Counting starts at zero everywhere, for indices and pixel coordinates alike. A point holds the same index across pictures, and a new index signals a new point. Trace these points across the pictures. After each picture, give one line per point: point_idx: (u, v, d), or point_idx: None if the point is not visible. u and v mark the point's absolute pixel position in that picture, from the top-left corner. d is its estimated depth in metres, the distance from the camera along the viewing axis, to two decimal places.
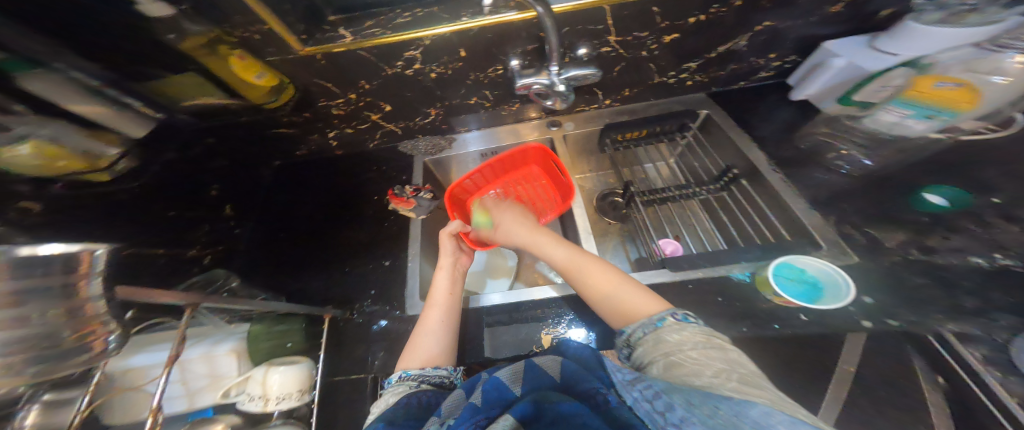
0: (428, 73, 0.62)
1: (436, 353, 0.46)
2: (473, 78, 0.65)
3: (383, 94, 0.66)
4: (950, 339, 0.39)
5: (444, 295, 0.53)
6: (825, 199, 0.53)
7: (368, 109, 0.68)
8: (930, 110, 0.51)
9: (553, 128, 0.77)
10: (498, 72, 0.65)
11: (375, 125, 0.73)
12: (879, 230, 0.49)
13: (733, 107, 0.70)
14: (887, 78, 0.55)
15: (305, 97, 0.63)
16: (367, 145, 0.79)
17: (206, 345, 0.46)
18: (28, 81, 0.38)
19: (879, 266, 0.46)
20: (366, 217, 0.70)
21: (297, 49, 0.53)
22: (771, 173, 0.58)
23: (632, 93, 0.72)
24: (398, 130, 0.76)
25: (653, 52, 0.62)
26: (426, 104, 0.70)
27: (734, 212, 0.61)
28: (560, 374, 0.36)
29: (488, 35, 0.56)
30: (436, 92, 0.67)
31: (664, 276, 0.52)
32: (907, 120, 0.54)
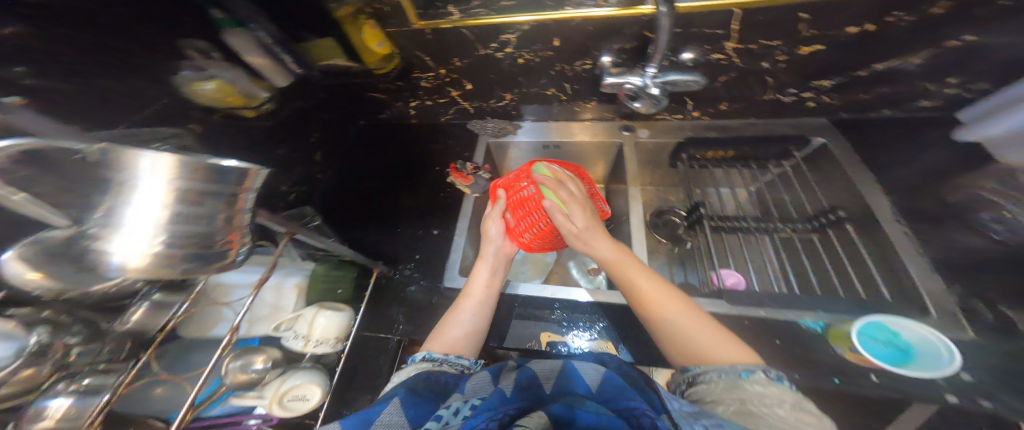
0: (517, 58, 0.62)
1: (459, 343, 0.47)
2: (558, 69, 0.64)
3: (470, 73, 0.67)
4: None
5: (481, 295, 0.52)
6: (953, 264, 0.46)
7: (451, 86, 0.70)
8: None
9: (625, 132, 0.74)
10: (585, 67, 0.63)
11: (453, 101, 0.75)
12: (1015, 311, 0.41)
13: (842, 138, 0.62)
14: None
15: (405, 68, 0.67)
16: (438, 118, 0.81)
17: (280, 276, 0.52)
18: (227, 34, 0.54)
19: (1002, 351, 0.38)
20: (423, 186, 0.73)
21: (412, 22, 0.57)
22: (894, 224, 0.51)
23: (729, 107, 0.67)
24: (471, 109, 0.77)
25: (777, 65, 0.56)
26: (504, 88, 0.70)
27: (821, 256, 0.55)
28: (597, 384, 0.36)
29: (590, 27, 0.55)
30: (517, 78, 0.67)
31: (719, 307, 0.49)
32: None
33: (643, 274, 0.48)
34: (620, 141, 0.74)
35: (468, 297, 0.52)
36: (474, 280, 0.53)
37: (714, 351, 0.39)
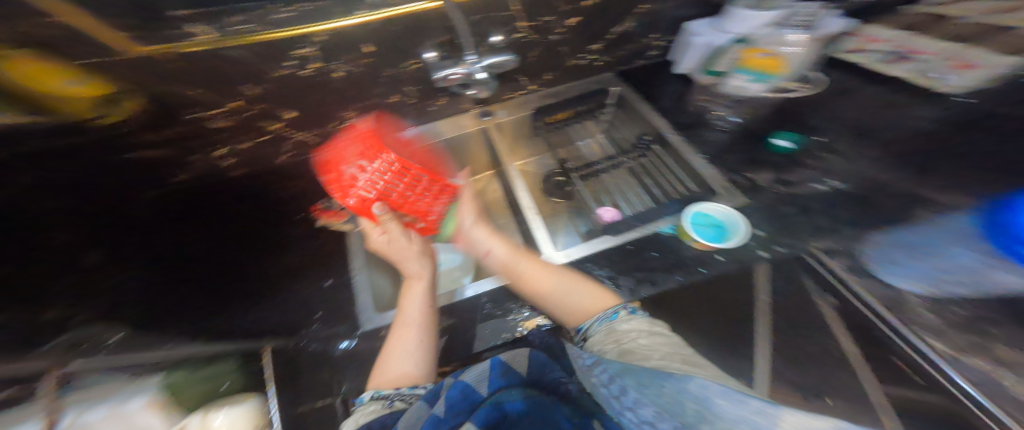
0: (332, 73, 0.58)
1: (409, 373, 0.45)
2: (389, 75, 0.62)
3: (279, 100, 0.59)
4: (819, 254, 0.52)
5: (420, 315, 0.50)
6: (714, 153, 0.66)
7: (264, 118, 0.60)
8: (758, 74, 0.70)
9: (487, 117, 0.78)
10: (415, 67, 0.63)
11: (278, 136, 0.64)
12: (752, 172, 0.62)
13: (636, 83, 0.80)
14: (728, 52, 0.69)
15: (165, 111, 0.52)
16: (275, 161, 0.67)
17: (105, 408, 0.39)
18: None
19: (759, 201, 0.58)
20: (294, 238, 0.65)
21: (120, 47, 0.43)
22: (672, 135, 0.70)
23: (553, 77, 0.77)
24: (309, 140, 0.68)
25: (562, 36, 0.67)
26: (341, 106, 0.65)
27: (653, 173, 0.71)
28: (525, 369, 0.42)
29: (394, 27, 0.54)
30: (349, 93, 0.63)
31: (608, 241, 0.59)
32: (747, 83, 0.71)
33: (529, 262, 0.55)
34: (482, 129, 0.77)
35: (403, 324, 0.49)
36: (407, 308, 0.51)
37: (591, 304, 0.49)
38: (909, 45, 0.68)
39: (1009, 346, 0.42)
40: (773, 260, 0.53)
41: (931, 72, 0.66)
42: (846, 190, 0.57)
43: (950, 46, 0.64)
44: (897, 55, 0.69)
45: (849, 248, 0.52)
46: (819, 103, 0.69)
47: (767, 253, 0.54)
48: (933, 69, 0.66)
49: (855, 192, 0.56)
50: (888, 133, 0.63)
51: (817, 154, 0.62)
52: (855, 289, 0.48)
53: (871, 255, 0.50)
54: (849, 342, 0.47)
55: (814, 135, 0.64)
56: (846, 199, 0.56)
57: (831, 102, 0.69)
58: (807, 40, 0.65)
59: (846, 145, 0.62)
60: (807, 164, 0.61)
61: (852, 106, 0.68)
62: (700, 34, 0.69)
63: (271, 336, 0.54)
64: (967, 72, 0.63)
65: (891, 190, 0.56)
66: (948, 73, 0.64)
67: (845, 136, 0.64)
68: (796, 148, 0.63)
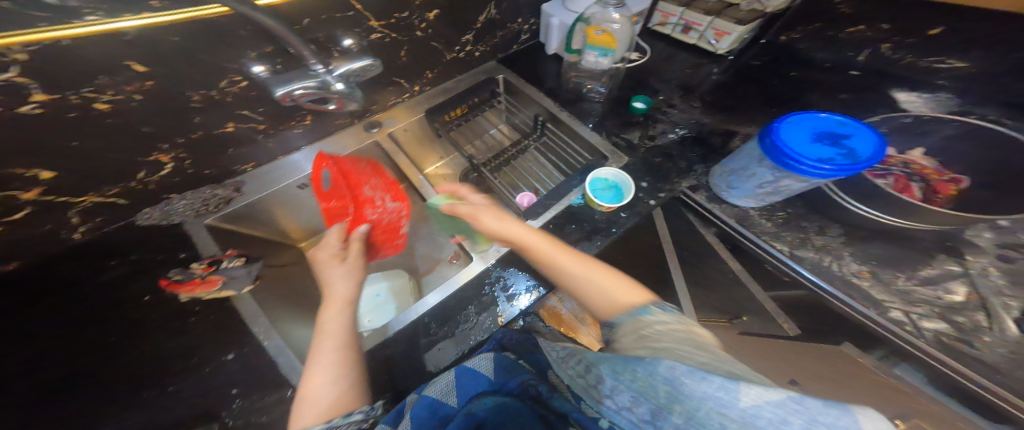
0: (93, 106, 0.42)
1: (335, 400, 0.38)
2: (200, 98, 0.49)
3: (20, 159, 0.42)
4: (687, 193, 0.61)
5: (337, 338, 0.44)
6: (595, 122, 0.71)
7: (1, 187, 0.43)
8: (603, 51, 0.70)
9: (374, 129, 0.73)
10: (241, 84, 0.51)
11: (48, 206, 0.48)
12: (627, 134, 0.68)
13: (515, 68, 0.83)
14: (577, 31, 0.73)
15: None
16: (64, 237, 0.53)
17: None
18: None
19: (637, 158, 0.65)
20: (150, 323, 0.50)
21: None
22: (561, 113, 0.74)
23: (435, 74, 0.76)
24: (114, 200, 0.53)
25: (428, 31, 0.64)
26: (143, 151, 0.51)
27: (556, 151, 0.75)
28: (491, 371, 0.42)
29: (174, 37, 0.41)
30: (143, 129, 0.48)
31: (531, 226, 0.60)
32: (598, 59, 0.72)
33: (562, 253, 0.48)
34: (375, 140, 0.72)
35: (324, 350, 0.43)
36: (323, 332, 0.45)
37: (625, 297, 0.43)
38: (689, 18, 0.80)
39: (819, 234, 0.54)
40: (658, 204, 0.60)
41: (707, 38, 0.80)
42: (691, 135, 0.67)
43: (710, 18, 0.76)
44: (685, 26, 0.82)
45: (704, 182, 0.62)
46: (658, 68, 0.81)
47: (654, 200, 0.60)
48: (706, 36, 0.79)
49: (693, 135, 0.67)
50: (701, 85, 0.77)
51: (667, 109, 0.72)
52: (716, 213, 0.57)
53: (715, 183, 0.59)
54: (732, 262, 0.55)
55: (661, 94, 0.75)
56: (693, 142, 0.66)
57: (663, 65, 0.81)
58: (624, 17, 0.69)
59: (683, 99, 0.74)
60: (665, 117, 0.70)
61: (675, 66, 0.81)
62: (555, 14, 0.75)
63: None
64: (725, 37, 0.77)
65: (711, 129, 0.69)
66: (716, 38, 0.78)
67: (676, 91, 0.76)
68: (648, 107, 0.71)
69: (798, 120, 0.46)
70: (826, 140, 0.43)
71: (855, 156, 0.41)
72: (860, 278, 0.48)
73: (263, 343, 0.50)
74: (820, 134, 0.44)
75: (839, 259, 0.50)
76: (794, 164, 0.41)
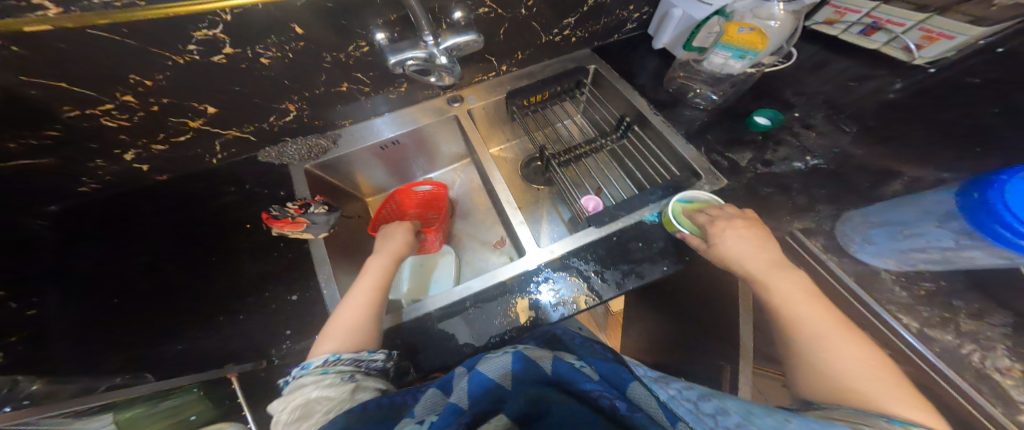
0: (258, 59, 0.48)
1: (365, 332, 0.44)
2: (330, 60, 0.53)
3: (194, 95, 0.50)
4: (797, 234, 0.52)
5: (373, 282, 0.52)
6: (694, 134, 0.63)
7: (175, 114, 0.52)
8: (741, 53, 0.59)
9: (455, 104, 0.73)
10: (363, 50, 0.54)
11: (204, 134, 0.57)
12: (733, 153, 0.60)
13: (611, 60, 0.77)
14: (708, 27, 0.63)
15: (46, 114, 0.44)
16: (208, 162, 0.62)
17: None
18: None
19: (739, 183, 0.57)
20: (246, 250, 0.59)
21: None
22: (653, 116, 0.67)
23: (525, 56, 0.73)
24: (249, 137, 0.61)
25: (533, 10, 0.61)
26: (279, 99, 0.56)
27: (635, 156, 0.70)
28: (550, 368, 0.39)
29: (329, 3, 0.45)
30: (285, 82, 0.54)
31: (593, 234, 0.56)
32: (728, 62, 0.62)
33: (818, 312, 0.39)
34: (454, 115, 0.72)
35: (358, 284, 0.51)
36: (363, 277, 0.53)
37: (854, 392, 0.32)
38: (882, 14, 0.57)
39: (968, 317, 0.43)
40: None
41: (903, 43, 0.56)
42: (823, 168, 0.56)
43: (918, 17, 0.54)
44: (871, 27, 0.60)
45: (824, 227, 0.52)
46: (791, 79, 0.68)
47: None
48: (904, 39, 0.56)
49: (830, 168, 0.56)
50: (857, 105, 0.62)
51: (795, 131, 0.61)
52: (830, 266, 0.49)
53: (844, 231, 0.51)
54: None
55: (793, 112, 0.63)
56: (823, 176, 0.56)
57: (798, 76, 0.68)
58: (789, 13, 0.58)
59: (826, 121, 0.62)
60: (786, 141, 0.60)
61: (825, 77, 0.66)
62: (679, 4, 0.66)
63: (234, 361, 0.47)
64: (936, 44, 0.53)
65: (861, 165, 0.56)
66: (919, 43, 0.54)
67: (812, 110, 0.63)
68: (774, 125, 0.61)
69: None
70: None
71: None
72: (1006, 378, 0.37)
73: (322, 292, 0.56)
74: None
75: (987, 351, 0.40)
76: (1006, 236, 0.33)
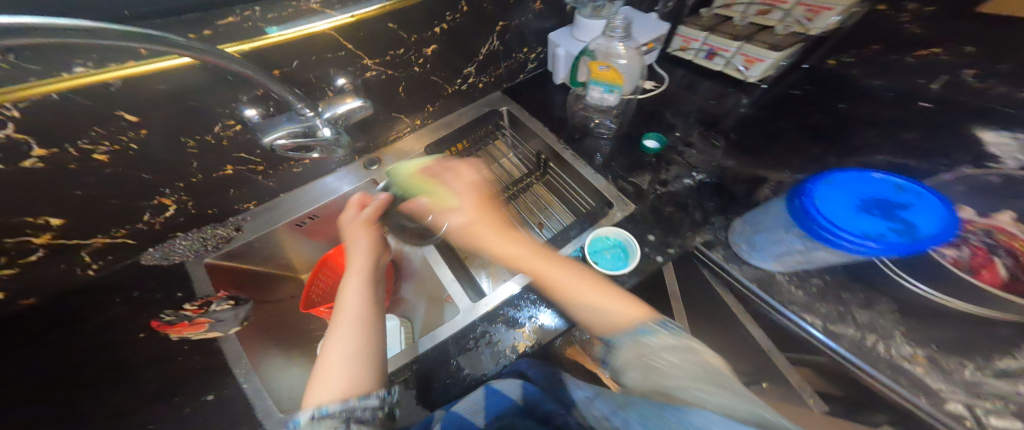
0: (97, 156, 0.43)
1: (353, 380, 0.41)
2: (196, 143, 0.49)
3: (32, 208, 0.43)
4: (702, 248, 0.55)
5: (353, 321, 0.47)
6: (601, 162, 0.67)
7: (8, 234, 0.44)
8: (608, 87, 0.64)
9: (374, 166, 0.72)
10: (235, 128, 0.50)
11: (68, 246, 0.51)
12: (637, 177, 0.64)
13: (521, 100, 0.81)
14: (581, 63, 0.71)
15: None
16: (83, 273, 0.55)
17: None
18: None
19: (645, 206, 0.60)
20: (139, 365, 0.51)
21: None
22: (564, 151, 0.70)
23: (435, 107, 0.75)
24: (130, 240, 0.56)
25: (425, 66, 0.64)
26: (147, 195, 0.51)
27: (559, 191, 0.72)
28: (521, 396, 0.41)
29: (157, 87, 0.40)
30: (142, 176, 0.48)
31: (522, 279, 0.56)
32: (604, 95, 0.67)
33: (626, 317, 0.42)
34: (372, 178, 0.71)
35: (486, 232, 0.55)
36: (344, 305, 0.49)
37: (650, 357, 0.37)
38: (713, 43, 0.72)
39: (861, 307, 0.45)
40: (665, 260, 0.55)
41: (734, 65, 0.71)
42: (714, 181, 0.61)
43: (738, 43, 0.68)
44: (709, 52, 0.74)
45: (722, 237, 0.56)
46: (675, 98, 0.74)
47: (661, 257, 0.55)
48: (734, 63, 0.71)
49: (713, 181, 0.61)
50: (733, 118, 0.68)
51: (681, 149, 0.66)
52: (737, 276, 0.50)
53: (736, 239, 0.54)
54: (755, 327, 0.45)
55: (683, 130, 0.69)
56: (714, 187, 0.60)
57: (682, 94, 0.74)
58: (634, 50, 0.68)
59: (702, 139, 0.66)
60: (676, 161, 0.65)
61: (704, 93, 0.74)
62: (561, 45, 0.71)
63: None
64: (756, 64, 0.68)
65: (736, 174, 0.61)
66: (745, 66, 0.70)
67: (694, 126, 0.69)
68: (663, 147, 0.66)
69: (838, 181, 0.40)
70: (874, 208, 0.38)
71: (914, 233, 0.34)
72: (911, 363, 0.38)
73: (242, 387, 0.50)
74: (868, 199, 0.38)
75: (889, 339, 0.41)
76: (830, 237, 0.36)
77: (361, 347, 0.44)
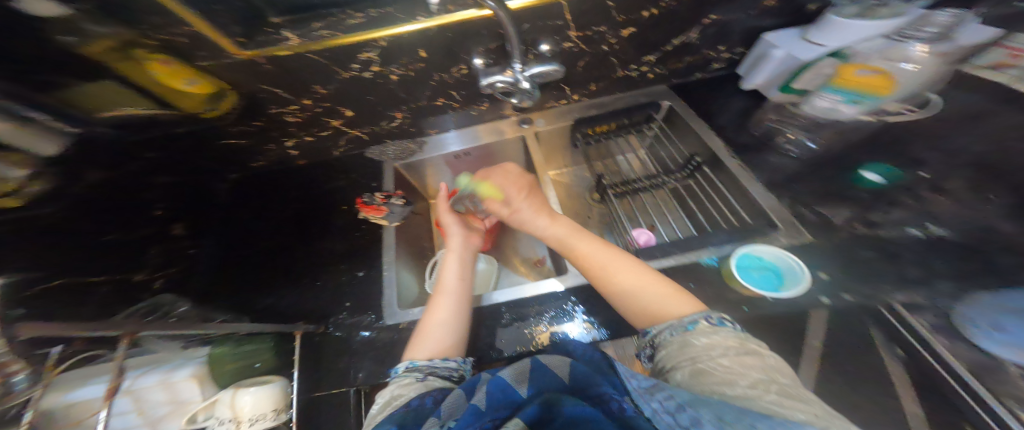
0: (389, 75, 0.61)
1: (446, 343, 0.45)
2: (438, 80, 0.65)
3: (342, 99, 0.64)
4: (899, 308, 0.45)
5: (452, 290, 0.51)
6: (774, 182, 0.60)
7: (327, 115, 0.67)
8: (856, 96, 0.60)
9: (525, 125, 0.79)
10: (463, 72, 0.64)
11: (338, 131, 0.71)
12: (826, 207, 0.55)
13: (689, 99, 0.76)
14: (817, 68, 0.61)
15: (251, 106, 0.61)
16: (333, 153, 0.76)
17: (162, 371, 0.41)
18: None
19: (829, 241, 0.52)
20: (335, 228, 0.67)
21: (234, 53, 0.51)
22: (729, 159, 0.64)
23: (598, 87, 0.77)
24: (364, 136, 0.74)
25: (614, 46, 0.66)
26: (391, 107, 0.69)
27: (700, 197, 0.67)
28: (568, 375, 0.33)
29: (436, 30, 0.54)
30: (388, 87, 0.64)
31: None
32: (839, 105, 0.62)
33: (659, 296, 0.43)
34: (520, 135, 0.77)
35: (584, 240, 0.52)
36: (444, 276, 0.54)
37: (659, 306, 0.42)
38: None
39: None
40: (832, 307, 0.47)
41: None
42: (954, 240, 0.48)
43: None
44: None
45: (939, 305, 0.44)
46: (924, 131, 0.60)
47: (828, 299, 0.47)
48: None
49: (961, 242, 0.48)
50: None
51: (920, 193, 0.53)
52: (936, 347, 0.42)
53: (965, 312, 0.43)
54: (914, 405, 0.41)
55: (923, 170, 0.55)
56: (949, 248, 0.47)
57: (940, 128, 0.58)
58: (928, 56, 0.57)
59: (966, 186, 0.52)
60: (905, 203, 0.53)
61: (977, 136, 0.57)
62: (781, 47, 0.63)
63: (303, 321, 0.54)
64: None
65: (1008, 244, 0.46)
66: None
67: (952, 170, 0.54)
68: (888, 183, 0.55)
69: None
70: None
71: None
72: None
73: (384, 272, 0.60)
74: None
75: None
76: None
77: (459, 317, 0.48)
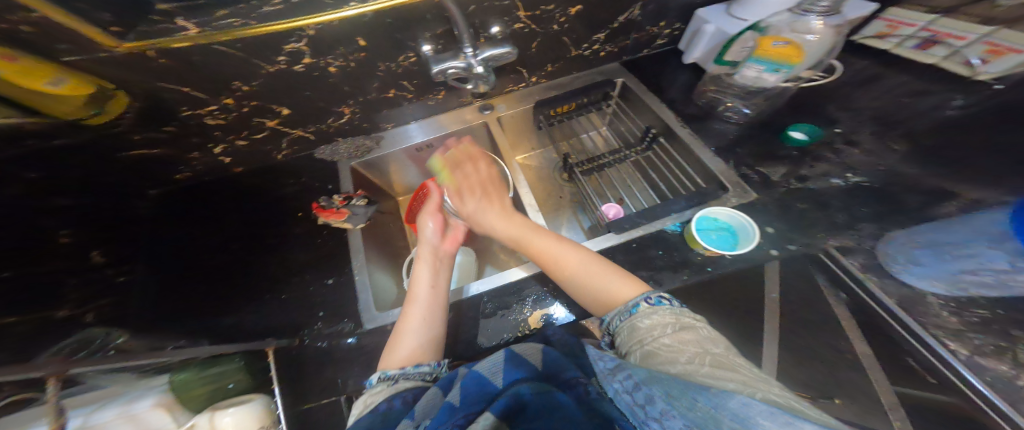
0: (326, 67, 0.57)
1: (418, 350, 0.45)
2: (384, 69, 0.61)
3: (274, 96, 0.60)
4: (834, 252, 0.49)
5: (427, 299, 0.50)
6: (722, 147, 0.64)
7: (259, 115, 0.62)
8: (776, 65, 0.61)
9: (486, 111, 0.77)
10: (411, 60, 0.61)
11: (277, 132, 0.66)
12: (767, 167, 0.60)
13: (640, 74, 0.78)
14: (741, 41, 0.65)
15: (158, 105, 0.54)
16: (274, 157, 0.72)
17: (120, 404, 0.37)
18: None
19: (771, 198, 0.57)
20: (294, 237, 0.63)
21: (112, 47, 0.44)
22: (680, 129, 0.68)
23: (555, 67, 0.77)
24: (309, 135, 0.70)
25: (564, 25, 0.66)
26: (337, 103, 0.65)
27: (659, 168, 0.70)
28: (539, 362, 0.35)
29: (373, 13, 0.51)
30: (332, 80, 0.60)
31: (612, 240, 0.57)
32: (762, 74, 0.63)
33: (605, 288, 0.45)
34: (483, 121, 0.76)
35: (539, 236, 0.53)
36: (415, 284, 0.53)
37: (616, 291, 0.44)
38: (941, 29, 0.64)
39: None
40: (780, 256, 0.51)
41: (964, 58, 0.61)
42: (870, 185, 0.54)
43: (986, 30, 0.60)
44: (926, 40, 0.65)
45: (866, 245, 0.49)
46: (840, 92, 0.66)
47: (777, 251, 0.51)
48: (967, 53, 0.61)
49: (874, 186, 0.54)
50: (911, 125, 0.59)
51: (838, 147, 0.60)
52: (872, 290, 0.44)
53: (886, 250, 0.47)
54: (864, 344, 0.41)
55: (836, 127, 0.62)
56: (866, 193, 0.54)
57: (850, 91, 0.66)
58: (828, 27, 0.59)
59: (870, 139, 0.59)
60: (827, 157, 0.59)
61: (878, 94, 0.64)
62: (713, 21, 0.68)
63: (273, 337, 0.51)
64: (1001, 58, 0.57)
65: (914, 184, 0.53)
66: (983, 58, 0.59)
67: (862, 124, 0.61)
68: (812, 140, 0.61)
69: None
70: None
71: None
72: None
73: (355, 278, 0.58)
74: None
75: None
76: None
77: (435, 325, 0.47)
